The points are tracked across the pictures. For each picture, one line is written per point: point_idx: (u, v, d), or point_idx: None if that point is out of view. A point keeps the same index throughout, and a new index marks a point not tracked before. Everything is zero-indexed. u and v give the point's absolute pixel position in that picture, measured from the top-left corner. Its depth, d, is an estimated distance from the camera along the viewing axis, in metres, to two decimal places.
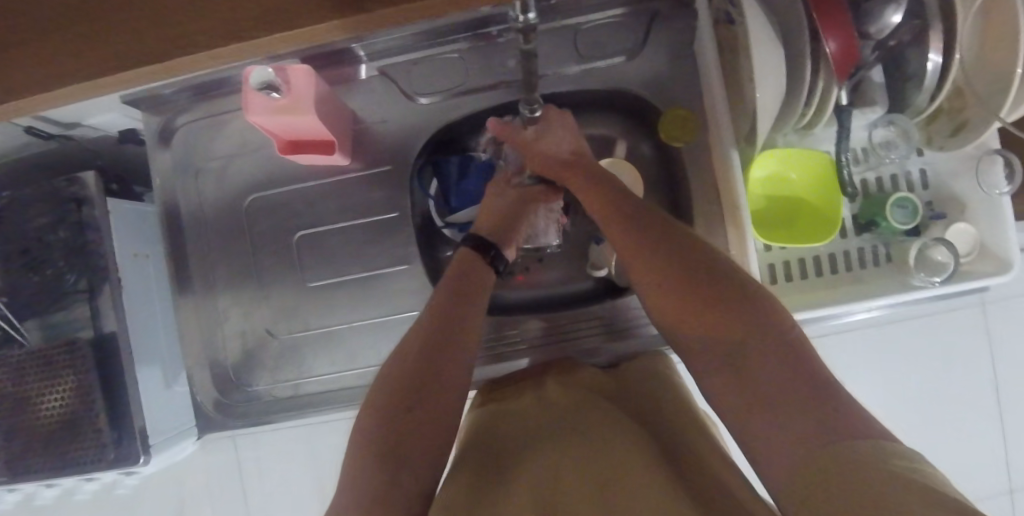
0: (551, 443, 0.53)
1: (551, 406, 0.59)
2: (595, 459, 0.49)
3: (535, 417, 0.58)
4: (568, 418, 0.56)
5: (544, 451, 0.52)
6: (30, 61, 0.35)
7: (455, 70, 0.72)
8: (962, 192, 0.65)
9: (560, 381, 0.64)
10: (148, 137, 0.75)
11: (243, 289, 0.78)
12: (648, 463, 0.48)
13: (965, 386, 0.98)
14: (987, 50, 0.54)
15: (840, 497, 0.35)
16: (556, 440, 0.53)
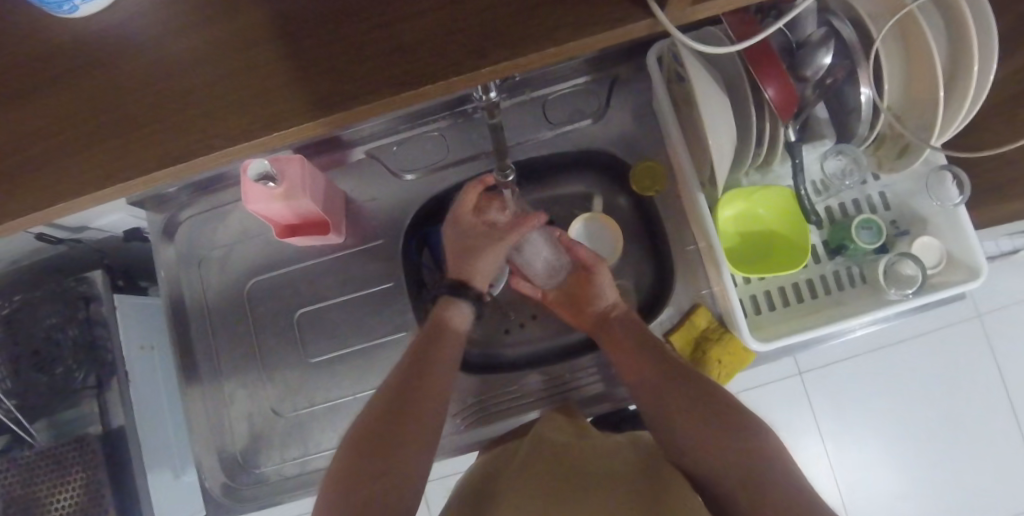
0: (545, 471, 0.54)
1: (546, 438, 0.60)
2: (585, 481, 0.52)
3: (533, 449, 0.59)
4: (564, 449, 0.57)
5: (533, 475, 0.54)
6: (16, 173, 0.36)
7: (437, 147, 0.77)
8: (920, 209, 0.70)
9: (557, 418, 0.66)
10: (153, 233, 0.80)
11: (248, 371, 0.80)
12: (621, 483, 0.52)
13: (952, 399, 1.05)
14: (911, 80, 0.59)
15: None
16: (551, 469, 0.54)
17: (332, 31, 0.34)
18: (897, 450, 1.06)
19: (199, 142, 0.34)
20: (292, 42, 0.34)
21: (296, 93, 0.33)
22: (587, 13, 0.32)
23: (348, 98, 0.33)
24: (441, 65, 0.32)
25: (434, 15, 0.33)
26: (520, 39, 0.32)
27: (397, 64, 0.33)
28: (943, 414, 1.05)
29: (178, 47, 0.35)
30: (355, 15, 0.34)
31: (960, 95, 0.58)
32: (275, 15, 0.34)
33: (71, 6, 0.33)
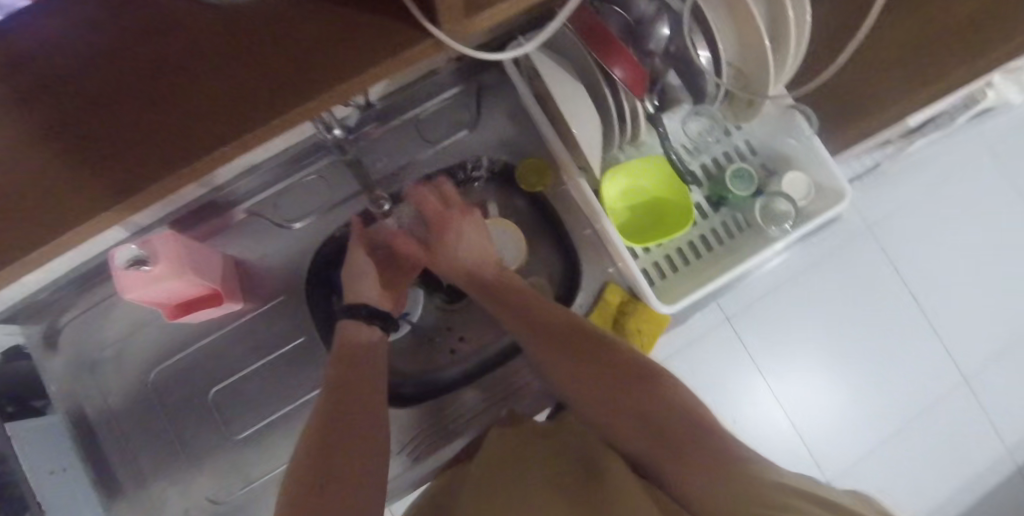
0: (489, 498, 0.52)
1: (489, 462, 0.59)
2: (539, 492, 0.50)
3: (477, 477, 0.57)
4: (506, 468, 0.56)
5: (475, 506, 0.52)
6: None
7: (320, 190, 0.76)
8: (782, 149, 0.75)
9: (499, 433, 0.65)
10: (35, 347, 0.74)
11: (172, 466, 0.75)
12: (569, 487, 0.50)
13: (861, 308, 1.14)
14: (740, 36, 0.64)
15: (699, 464, 0.44)
16: (495, 492, 0.52)
17: (115, 110, 0.30)
18: (827, 367, 1.14)
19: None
20: (65, 131, 0.30)
21: (91, 184, 0.30)
22: (377, 43, 0.31)
23: (152, 175, 0.30)
24: (241, 121, 0.30)
25: (219, 69, 0.30)
26: (315, 79, 0.30)
27: (200, 132, 0.30)
28: (856, 324, 1.14)
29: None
30: (136, 90, 0.30)
31: (784, 40, 0.63)
32: (39, 105, 0.30)
33: None
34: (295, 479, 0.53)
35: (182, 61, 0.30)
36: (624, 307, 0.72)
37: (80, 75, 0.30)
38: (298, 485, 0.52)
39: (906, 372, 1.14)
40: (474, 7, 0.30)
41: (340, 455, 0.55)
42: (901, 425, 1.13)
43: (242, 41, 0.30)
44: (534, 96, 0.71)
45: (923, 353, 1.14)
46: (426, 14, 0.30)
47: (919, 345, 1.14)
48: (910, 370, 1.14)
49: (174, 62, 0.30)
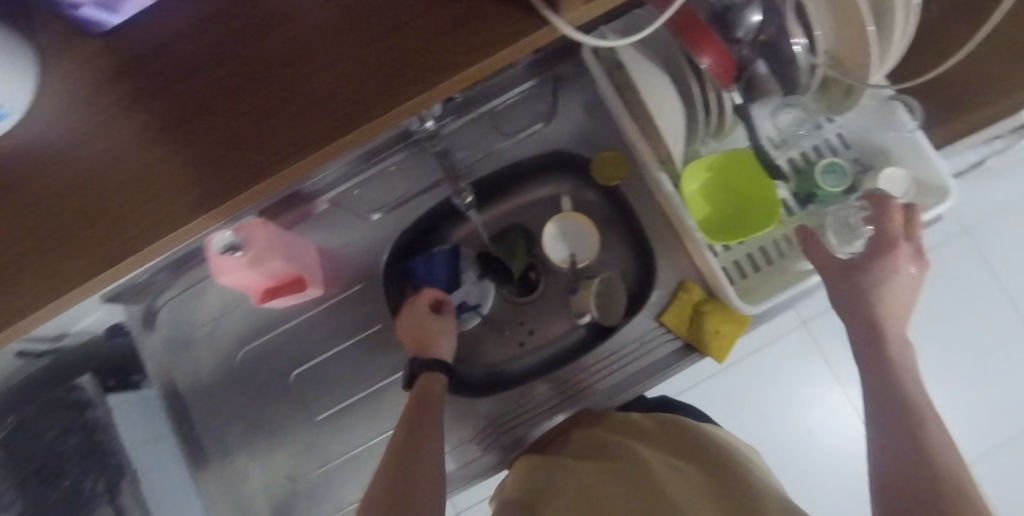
0: (583, 488, 0.52)
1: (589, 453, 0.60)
2: (631, 487, 0.50)
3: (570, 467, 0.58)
4: (600, 460, 0.56)
5: (564, 493, 0.53)
6: None
7: (397, 182, 0.77)
8: (880, 142, 0.70)
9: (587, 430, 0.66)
10: (135, 325, 0.79)
11: (255, 442, 0.79)
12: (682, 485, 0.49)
13: (959, 314, 1.06)
14: (841, 22, 0.60)
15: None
16: (592, 480, 0.53)
17: (239, 103, 0.32)
18: (918, 378, 1.06)
19: (136, 239, 0.32)
20: (202, 129, 0.32)
21: (218, 172, 0.32)
22: (487, 33, 0.30)
23: (270, 164, 0.31)
24: (349, 114, 0.31)
25: (329, 68, 0.31)
26: (425, 72, 0.30)
27: (311, 122, 0.31)
28: (954, 331, 1.06)
29: (91, 148, 0.32)
30: (257, 82, 0.32)
31: (889, 24, 0.59)
32: (179, 97, 0.32)
33: None
34: (394, 466, 0.56)
35: (295, 60, 0.32)
36: (701, 306, 0.69)
37: (210, 66, 0.32)
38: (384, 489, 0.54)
39: (1007, 386, 1.05)
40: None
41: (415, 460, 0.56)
42: (1002, 443, 1.04)
43: (362, 38, 0.31)
44: (612, 87, 0.70)
45: None
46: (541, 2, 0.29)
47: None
48: (1012, 385, 1.05)
49: (288, 61, 0.32)
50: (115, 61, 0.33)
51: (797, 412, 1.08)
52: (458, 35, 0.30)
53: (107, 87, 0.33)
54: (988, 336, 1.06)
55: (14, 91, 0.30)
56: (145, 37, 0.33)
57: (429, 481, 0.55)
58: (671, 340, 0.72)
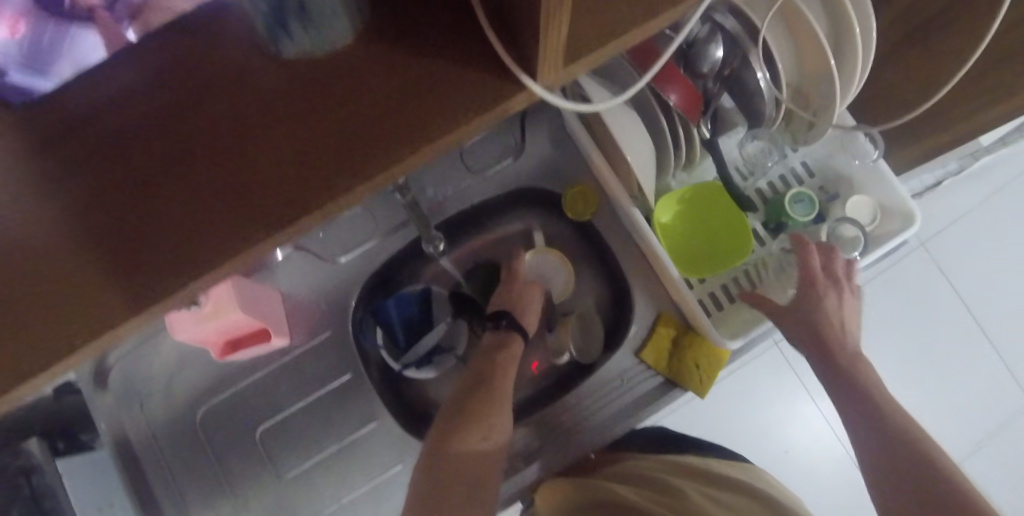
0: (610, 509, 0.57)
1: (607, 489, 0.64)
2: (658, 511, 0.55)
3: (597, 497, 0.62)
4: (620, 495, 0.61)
5: None
6: None
7: (366, 223, 0.75)
8: (843, 171, 0.71)
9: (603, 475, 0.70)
10: (84, 385, 0.74)
11: (220, 504, 0.74)
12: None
13: (921, 329, 1.09)
14: (801, 54, 0.61)
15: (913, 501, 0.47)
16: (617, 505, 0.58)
17: (189, 182, 0.29)
18: (890, 393, 1.08)
19: (50, 341, 0.27)
20: (148, 208, 0.29)
21: (168, 255, 0.29)
22: (461, 101, 0.30)
23: (226, 244, 0.28)
24: (318, 186, 0.29)
25: (294, 138, 0.29)
26: (400, 140, 0.29)
27: (273, 197, 0.29)
28: (918, 346, 1.09)
29: (5, 237, 0.28)
30: (211, 157, 0.29)
31: (849, 55, 0.60)
32: (124, 178, 0.30)
33: None
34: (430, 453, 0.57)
35: (255, 129, 0.29)
36: (678, 341, 0.69)
37: (155, 143, 0.30)
38: (428, 471, 0.56)
39: (969, 396, 1.08)
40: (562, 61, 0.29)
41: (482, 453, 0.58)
42: (968, 451, 1.07)
43: (330, 106, 0.30)
44: (580, 122, 0.69)
45: (987, 377, 1.09)
46: (514, 68, 0.29)
47: (983, 368, 1.09)
48: (973, 395, 1.08)
49: (247, 131, 0.29)
50: (39, 138, 0.29)
51: (776, 434, 1.08)
52: (433, 108, 0.30)
53: (31, 166, 0.29)
54: (949, 349, 1.09)
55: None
56: (72, 111, 0.30)
57: (461, 457, 0.57)
58: (650, 376, 0.70)
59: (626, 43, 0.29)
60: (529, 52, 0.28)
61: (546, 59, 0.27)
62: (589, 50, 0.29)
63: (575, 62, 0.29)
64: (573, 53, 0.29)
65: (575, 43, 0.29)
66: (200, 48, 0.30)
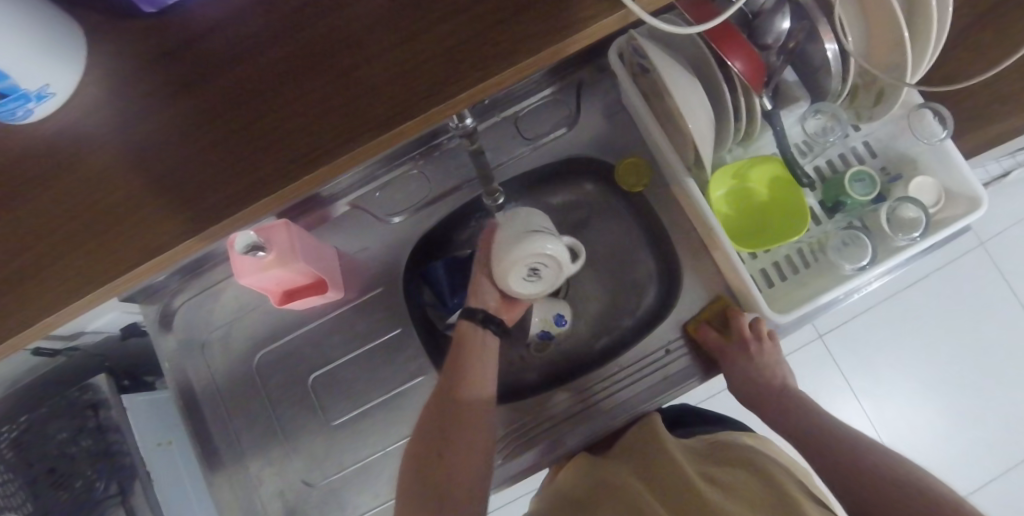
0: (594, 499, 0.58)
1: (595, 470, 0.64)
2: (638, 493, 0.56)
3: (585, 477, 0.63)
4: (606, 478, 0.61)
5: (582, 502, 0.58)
6: None
7: (420, 185, 0.77)
8: (907, 151, 0.69)
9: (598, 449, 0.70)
10: (150, 326, 0.78)
11: (271, 446, 0.78)
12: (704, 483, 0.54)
13: (978, 328, 1.05)
14: (873, 28, 0.60)
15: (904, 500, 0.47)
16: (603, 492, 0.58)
17: (290, 88, 0.31)
18: (938, 393, 1.05)
19: (173, 235, 0.31)
20: (248, 115, 0.31)
21: (267, 162, 0.31)
22: (546, 21, 0.30)
23: (321, 153, 0.30)
24: (405, 101, 0.30)
25: (385, 56, 0.30)
26: (485, 60, 0.30)
27: (363, 111, 0.30)
28: (972, 346, 1.05)
29: (131, 141, 0.31)
30: (309, 67, 0.31)
31: (924, 28, 0.58)
32: (226, 84, 0.31)
33: (24, 112, 0.29)
34: (414, 476, 0.58)
35: (349, 47, 0.31)
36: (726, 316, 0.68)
37: (257, 52, 0.31)
38: (410, 487, 0.57)
39: None
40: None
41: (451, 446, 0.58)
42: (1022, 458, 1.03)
43: (420, 26, 0.30)
44: (639, 92, 0.69)
45: None
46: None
47: None
48: None
49: (341, 47, 0.31)
50: (154, 51, 0.32)
51: None
52: (521, 26, 0.30)
53: (150, 76, 0.31)
54: (1007, 351, 1.04)
55: (61, 71, 0.29)
56: (189, 23, 0.32)
57: (449, 469, 0.57)
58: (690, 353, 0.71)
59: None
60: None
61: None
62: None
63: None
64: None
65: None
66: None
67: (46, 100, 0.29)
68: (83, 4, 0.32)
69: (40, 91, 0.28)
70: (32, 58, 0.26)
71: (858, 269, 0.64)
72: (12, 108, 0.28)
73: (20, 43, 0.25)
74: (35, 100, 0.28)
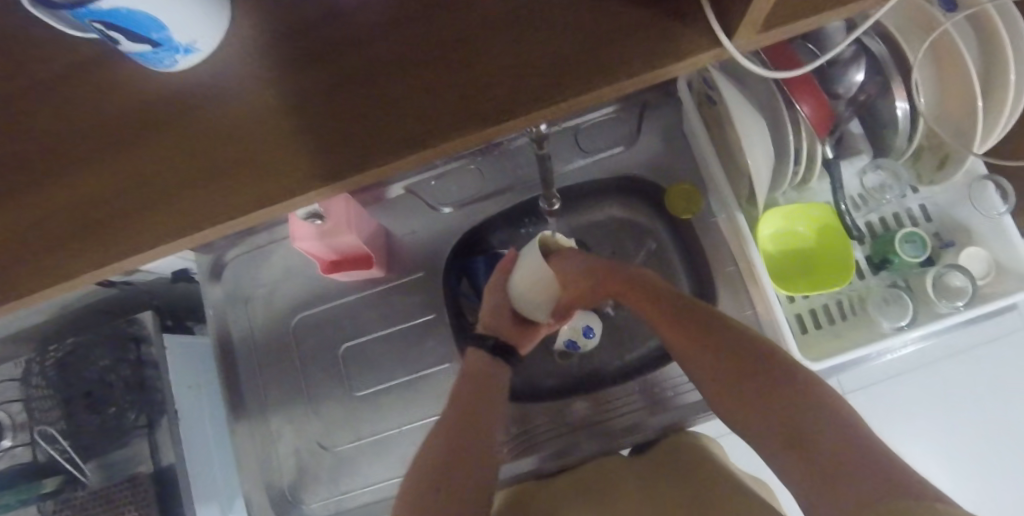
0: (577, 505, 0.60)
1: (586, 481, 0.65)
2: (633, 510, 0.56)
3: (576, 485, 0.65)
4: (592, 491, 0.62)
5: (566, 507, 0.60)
6: (55, 233, 0.35)
7: (474, 181, 0.80)
8: (964, 220, 0.69)
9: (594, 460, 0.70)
10: (201, 274, 0.82)
11: (296, 406, 0.81)
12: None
13: None
14: (948, 91, 0.60)
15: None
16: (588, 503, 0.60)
17: (404, 77, 0.33)
18: None
19: (272, 194, 0.33)
20: (362, 97, 0.34)
21: (370, 141, 0.33)
22: (651, 48, 0.32)
23: (422, 141, 0.33)
24: (507, 103, 0.32)
25: (497, 60, 0.33)
26: (589, 76, 0.32)
27: (468, 108, 0.33)
28: None
29: (240, 108, 0.34)
30: (426, 61, 0.33)
31: (1000, 100, 0.59)
32: (332, 72, 0.34)
33: (170, 61, 0.32)
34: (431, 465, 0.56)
35: (463, 48, 0.33)
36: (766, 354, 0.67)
37: (370, 48, 0.34)
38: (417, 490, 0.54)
39: None
40: (762, 27, 0.30)
41: (478, 423, 0.60)
42: None
43: (531, 38, 0.33)
44: (702, 122, 0.70)
45: None
46: (711, 24, 0.30)
47: None
48: None
49: (456, 48, 0.33)
50: (282, 27, 0.35)
51: None
52: (626, 50, 0.32)
53: (275, 48, 0.35)
54: None
55: (210, 31, 0.32)
56: (317, 7, 0.35)
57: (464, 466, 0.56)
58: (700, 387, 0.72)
59: (831, 17, 0.30)
60: (732, 12, 0.30)
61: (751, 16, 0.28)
62: (794, 19, 0.30)
63: (775, 28, 0.30)
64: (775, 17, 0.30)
65: (782, 10, 0.30)
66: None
67: (191, 54, 0.32)
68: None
69: (189, 46, 0.31)
70: (188, 15, 0.29)
71: (896, 329, 0.64)
72: (162, 56, 0.31)
73: (189, 3, 0.28)
74: (181, 53, 0.31)
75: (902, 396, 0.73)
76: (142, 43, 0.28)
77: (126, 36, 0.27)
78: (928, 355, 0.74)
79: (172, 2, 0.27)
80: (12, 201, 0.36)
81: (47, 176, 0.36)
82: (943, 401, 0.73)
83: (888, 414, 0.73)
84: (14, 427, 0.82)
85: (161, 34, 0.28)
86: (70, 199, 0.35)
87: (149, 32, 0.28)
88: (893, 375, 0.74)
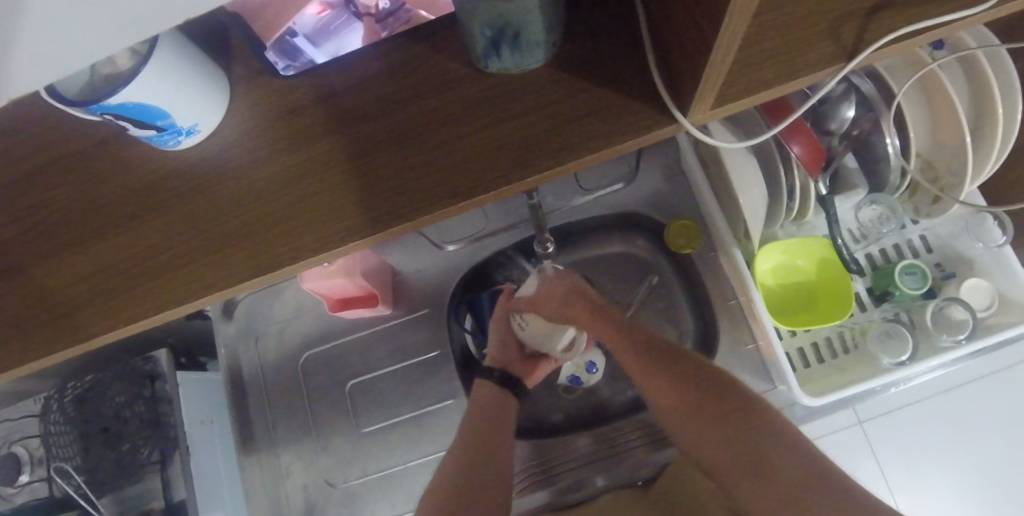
0: None
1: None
2: None
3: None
4: None
5: None
6: (78, 296, 0.38)
7: (476, 219, 0.82)
8: (963, 252, 0.69)
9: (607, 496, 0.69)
10: (215, 313, 0.85)
11: (303, 441, 0.82)
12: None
13: None
14: (937, 128, 0.61)
15: None
16: None
17: (394, 148, 0.36)
18: None
19: (271, 261, 0.35)
20: (355, 167, 0.36)
21: (361, 210, 0.35)
22: (624, 121, 0.34)
23: (410, 210, 0.35)
24: (490, 175, 0.34)
25: (481, 133, 0.35)
26: (565, 148, 0.34)
27: (453, 178, 0.35)
28: None
29: (242, 179, 0.37)
30: (414, 133, 0.36)
31: (989, 137, 0.59)
32: (325, 142, 0.36)
33: (174, 142, 0.35)
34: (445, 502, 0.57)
35: (450, 121, 0.35)
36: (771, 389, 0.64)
37: (362, 119, 0.36)
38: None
39: None
40: (715, 103, 0.34)
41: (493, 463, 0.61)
42: None
43: (513, 111, 0.35)
44: (698, 160, 0.72)
45: None
46: (671, 103, 0.33)
47: None
48: None
49: (442, 120, 0.36)
50: (282, 100, 0.37)
51: None
52: (600, 124, 0.34)
53: (274, 126, 0.37)
54: None
55: (211, 112, 0.35)
56: (314, 81, 0.37)
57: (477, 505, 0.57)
58: None
59: (777, 92, 0.34)
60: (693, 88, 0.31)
61: (700, 100, 0.31)
62: (740, 96, 0.34)
63: (727, 103, 0.34)
64: (726, 94, 0.33)
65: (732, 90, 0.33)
66: (419, 55, 0.37)
67: (193, 135, 0.35)
68: (235, 55, 0.38)
69: (192, 128, 0.34)
70: (187, 103, 0.32)
71: (898, 364, 0.64)
72: (167, 138, 0.34)
73: (192, 92, 0.31)
74: (185, 134, 0.34)
75: (914, 426, 0.72)
76: (148, 129, 0.31)
77: (133, 125, 0.30)
78: (939, 385, 0.73)
79: (175, 95, 0.30)
80: (41, 266, 0.39)
81: (70, 241, 0.38)
82: (958, 431, 0.72)
83: (896, 447, 0.72)
84: (32, 463, 0.84)
85: (165, 121, 0.31)
86: (87, 266, 0.38)
87: (153, 119, 0.31)
88: (900, 407, 0.73)
